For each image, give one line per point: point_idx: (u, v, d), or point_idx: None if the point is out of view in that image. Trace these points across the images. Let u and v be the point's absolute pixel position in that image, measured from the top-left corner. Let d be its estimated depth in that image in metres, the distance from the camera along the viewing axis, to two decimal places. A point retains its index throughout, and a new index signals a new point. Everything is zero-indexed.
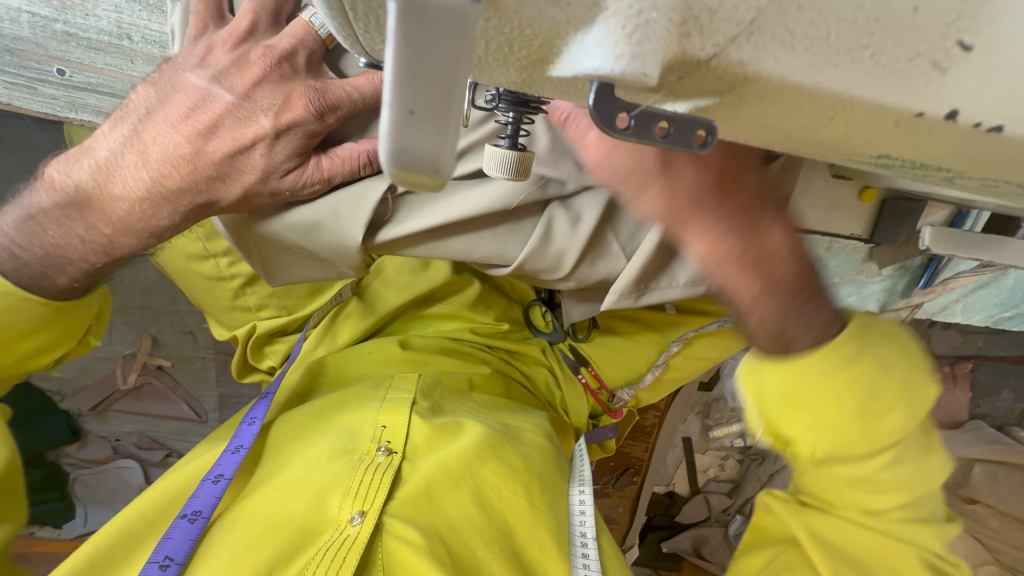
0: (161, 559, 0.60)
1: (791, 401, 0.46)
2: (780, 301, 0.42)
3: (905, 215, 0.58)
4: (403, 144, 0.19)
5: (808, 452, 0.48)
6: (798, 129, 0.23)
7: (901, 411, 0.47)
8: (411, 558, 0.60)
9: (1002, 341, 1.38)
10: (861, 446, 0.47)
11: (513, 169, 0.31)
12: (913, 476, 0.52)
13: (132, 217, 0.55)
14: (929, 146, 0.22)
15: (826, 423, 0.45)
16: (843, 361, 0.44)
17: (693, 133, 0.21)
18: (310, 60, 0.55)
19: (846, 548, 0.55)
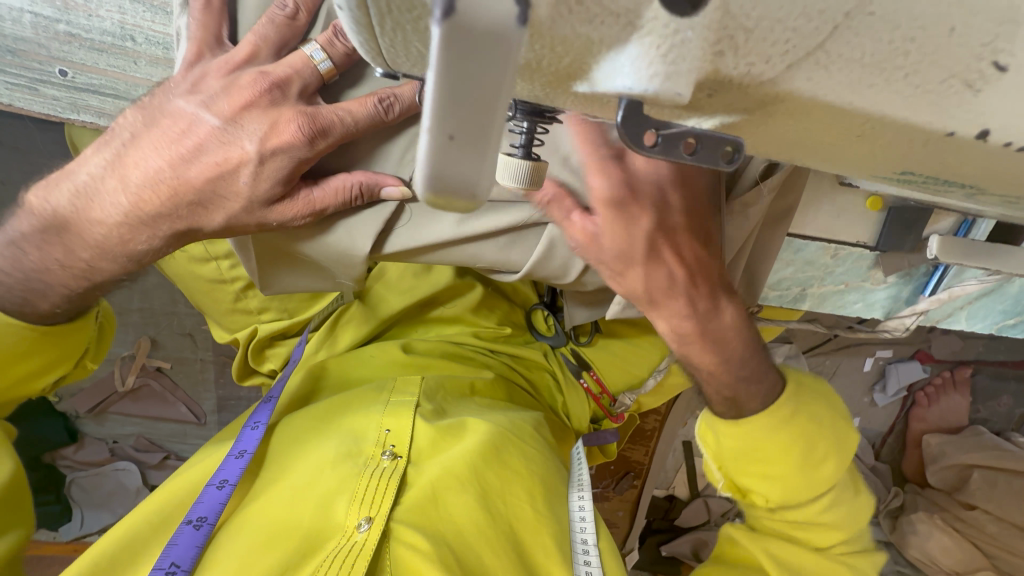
0: (167, 567, 0.59)
1: (742, 449, 0.64)
2: (731, 372, 0.63)
3: (911, 223, 0.58)
4: (442, 168, 0.19)
5: (760, 494, 0.65)
6: (824, 146, 0.23)
7: (833, 460, 0.63)
8: (418, 564, 0.60)
9: (1001, 346, 1.39)
10: (801, 486, 0.63)
11: (527, 178, 0.31)
12: (844, 512, 0.66)
13: (109, 241, 0.54)
14: (955, 164, 0.22)
15: (767, 468, 0.63)
16: (784, 419, 0.62)
17: (721, 150, 0.20)
18: (306, 91, 0.50)
19: (794, 564, 0.65)
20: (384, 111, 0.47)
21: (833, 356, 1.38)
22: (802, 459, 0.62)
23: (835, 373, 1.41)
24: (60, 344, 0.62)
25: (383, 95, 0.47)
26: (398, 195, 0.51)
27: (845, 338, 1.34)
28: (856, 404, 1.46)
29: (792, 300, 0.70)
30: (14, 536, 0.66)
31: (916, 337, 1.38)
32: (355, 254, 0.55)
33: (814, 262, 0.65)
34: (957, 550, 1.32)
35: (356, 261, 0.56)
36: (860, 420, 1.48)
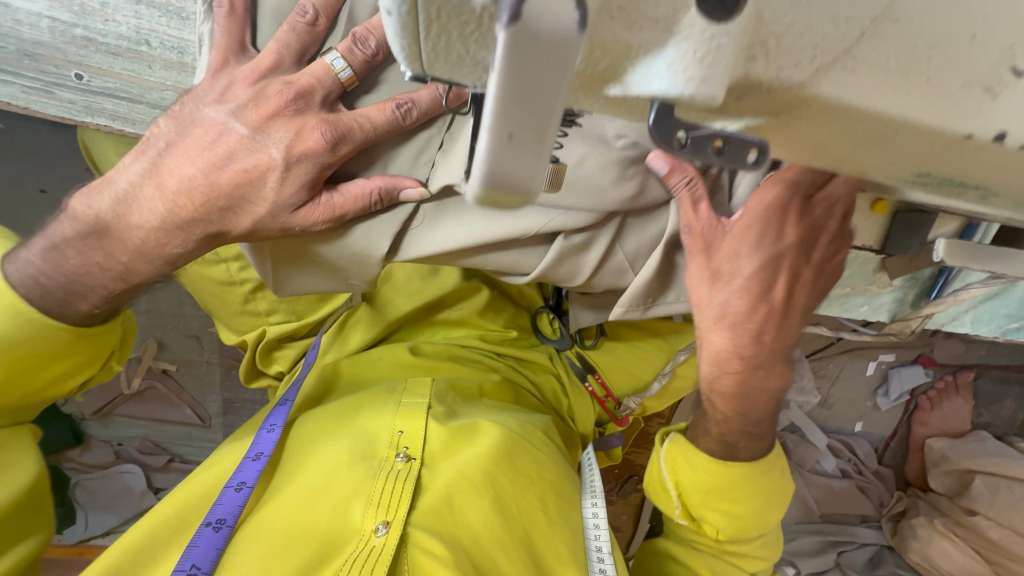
0: (188, 567, 0.59)
1: (710, 482, 0.67)
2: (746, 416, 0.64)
3: (917, 225, 0.58)
4: (500, 164, 0.19)
5: (712, 526, 0.69)
6: (849, 149, 0.24)
7: (775, 500, 0.69)
8: (433, 567, 0.60)
9: (1003, 350, 1.40)
10: (739, 520, 0.68)
11: (547, 181, 0.31)
12: (770, 546, 0.74)
13: (147, 245, 0.55)
14: (974, 167, 0.23)
15: (727, 502, 0.67)
16: (743, 457, 0.67)
17: (747, 151, 0.21)
18: (329, 99, 0.51)
19: None
20: (401, 116, 0.49)
21: (836, 360, 1.39)
22: (747, 494, 0.67)
23: (838, 377, 1.41)
24: (87, 348, 0.62)
25: (402, 100, 0.48)
26: (417, 196, 0.51)
27: (849, 342, 1.35)
28: (859, 407, 1.46)
29: None
30: (26, 545, 0.66)
31: (919, 341, 1.38)
32: (374, 256, 0.56)
33: None
34: (961, 555, 1.32)
35: (373, 262, 0.56)
36: (864, 424, 1.48)
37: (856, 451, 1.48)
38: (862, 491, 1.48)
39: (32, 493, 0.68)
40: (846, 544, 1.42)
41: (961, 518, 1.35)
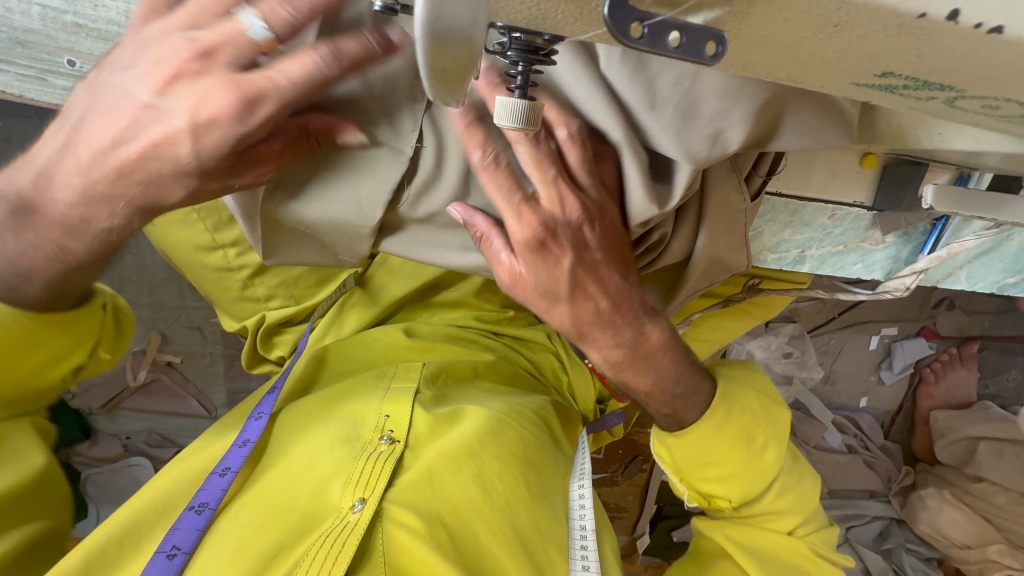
0: (168, 549, 0.61)
1: (695, 457, 0.71)
2: (666, 390, 0.69)
3: (907, 178, 0.59)
4: (440, 10, 0.21)
5: (723, 497, 0.73)
6: (805, 48, 0.24)
7: (774, 447, 0.72)
8: (410, 542, 0.62)
9: (1007, 321, 1.39)
10: (751, 480, 0.71)
11: (525, 118, 0.32)
12: (796, 499, 0.75)
13: (73, 220, 0.54)
14: (934, 52, 0.23)
15: (721, 471, 0.71)
16: (721, 423, 0.70)
17: (704, 43, 0.22)
18: (242, 57, 0.45)
19: (760, 547, 0.73)
20: None
21: (838, 335, 1.39)
22: (734, 455, 0.71)
23: (840, 353, 1.41)
24: (61, 337, 0.63)
25: None
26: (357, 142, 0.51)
27: (848, 316, 1.35)
28: (862, 382, 1.46)
29: (792, 263, 0.69)
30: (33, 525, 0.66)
31: (921, 314, 1.39)
32: (363, 229, 0.57)
33: (812, 224, 0.65)
34: (970, 525, 1.31)
35: (364, 238, 0.59)
36: (867, 399, 1.49)
37: (861, 426, 1.48)
38: (870, 466, 1.47)
39: (50, 473, 0.71)
40: (854, 519, 1.41)
41: (966, 485, 1.36)
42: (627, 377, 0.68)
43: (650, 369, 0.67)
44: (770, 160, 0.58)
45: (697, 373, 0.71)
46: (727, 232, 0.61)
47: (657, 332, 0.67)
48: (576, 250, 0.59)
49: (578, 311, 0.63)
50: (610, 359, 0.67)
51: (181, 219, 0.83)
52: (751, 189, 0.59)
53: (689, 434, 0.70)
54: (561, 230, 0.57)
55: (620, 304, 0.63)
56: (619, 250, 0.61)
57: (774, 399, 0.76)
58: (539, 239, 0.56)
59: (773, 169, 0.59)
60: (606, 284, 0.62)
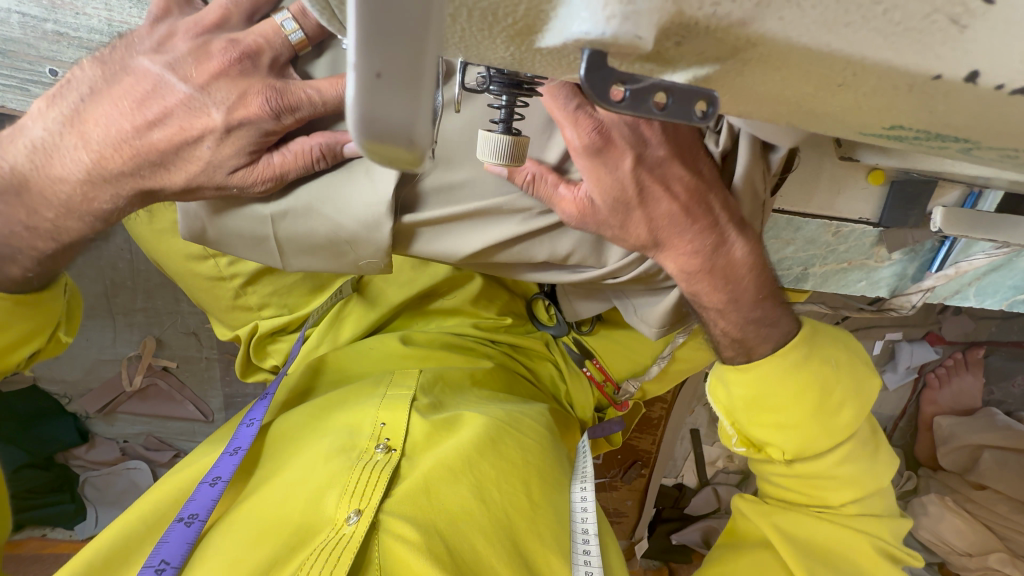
0: (157, 564, 0.60)
1: (758, 396, 0.66)
2: (741, 312, 0.63)
3: (915, 197, 0.57)
4: (376, 111, 0.20)
5: (775, 447, 0.68)
6: (806, 97, 0.23)
7: (851, 406, 0.66)
8: (408, 555, 0.60)
9: (1014, 326, 1.36)
10: (814, 433, 0.65)
11: (508, 154, 0.30)
12: (861, 471, 0.70)
13: (74, 199, 0.56)
14: (947, 109, 0.22)
15: (782, 419, 0.65)
16: (795, 363, 0.64)
17: (693, 104, 0.20)
18: (277, 60, 0.53)
19: (805, 536, 0.70)
20: None
21: None
22: (802, 403, 0.64)
23: None
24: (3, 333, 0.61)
25: None
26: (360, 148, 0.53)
27: (851, 322, 1.33)
28: None
29: (793, 280, 0.68)
30: None
31: (926, 319, 1.36)
32: (378, 209, 0.55)
33: (815, 241, 0.63)
34: (972, 532, 1.31)
35: (381, 219, 0.55)
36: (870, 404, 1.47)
37: None
38: None
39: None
40: None
41: (969, 492, 1.35)
42: (701, 290, 0.61)
43: (727, 284, 0.61)
44: (785, 159, 0.56)
45: (776, 301, 0.64)
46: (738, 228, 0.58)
47: (741, 245, 0.59)
48: (641, 154, 0.54)
49: (652, 218, 0.56)
50: (684, 268, 0.59)
51: (171, 227, 0.82)
52: (769, 184, 0.57)
53: (757, 368, 0.65)
54: (619, 132, 0.52)
55: (697, 210, 0.56)
56: (685, 151, 0.56)
57: (865, 361, 0.68)
58: (600, 141, 0.51)
59: (788, 168, 0.57)
60: (678, 186, 0.56)
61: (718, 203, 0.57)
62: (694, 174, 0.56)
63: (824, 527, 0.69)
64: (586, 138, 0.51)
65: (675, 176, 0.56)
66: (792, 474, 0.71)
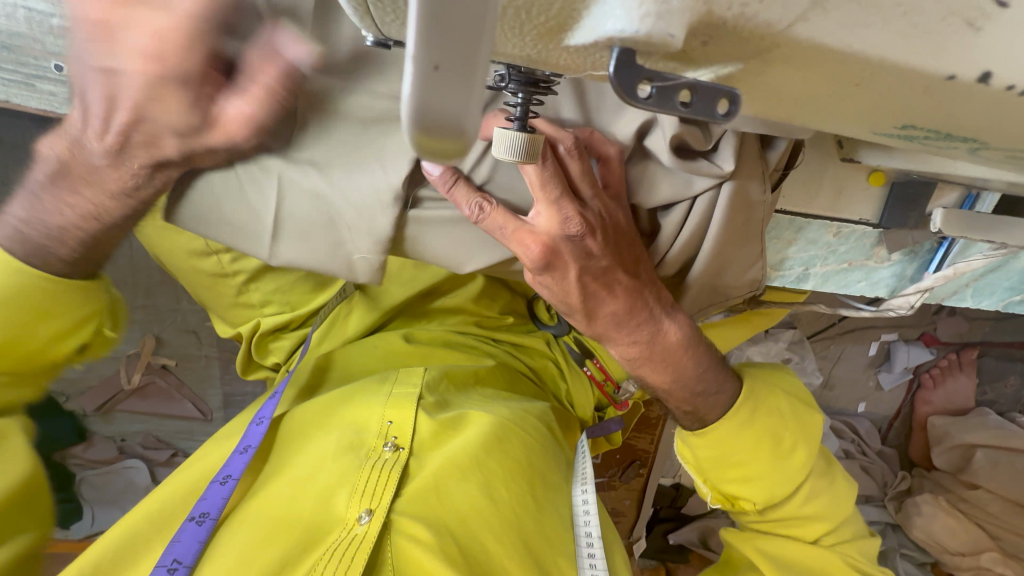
0: (169, 563, 0.60)
1: (717, 455, 0.70)
2: (687, 387, 0.67)
3: (914, 199, 0.58)
4: (427, 101, 0.20)
5: (747, 499, 0.71)
6: (824, 95, 0.24)
7: (804, 446, 0.70)
8: (421, 556, 0.61)
9: (1009, 327, 1.38)
10: (777, 483, 0.69)
11: (525, 151, 0.30)
12: (827, 503, 0.73)
13: None
14: (961, 109, 0.23)
15: (745, 471, 0.69)
16: (745, 420, 0.68)
17: (716, 101, 0.21)
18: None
19: (785, 556, 0.72)
20: None
21: (839, 340, 1.38)
22: (757, 455, 0.68)
23: (840, 358, 1.41)
24: (37, 305, 0.58)
25: None
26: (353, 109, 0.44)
27: (849, 322, 1.35)
28: (861, 387, 1.46)
29: (794, 280, 0.68)
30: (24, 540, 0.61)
31: (922, 320, 1.37)
32: (384, 196, 0.53)
33: (816, 241, 0.64)
34: (965, 531, 1.32)
35: (384, 213, 0.54)
36: (865, 405, 1.49)
37: (859, 432, 1.47)
38: (866, 471, 1.46)
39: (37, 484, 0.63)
40: None
41: (962, 492, 1.36)
42: (644, 371, 0.66)
43: (667, 366, 0.65)
44: (788, 153, 0.56)
45: (718, 369, 0.68)
46: (741, 243, 0.58)
47: (677, 329, 0.63)
48: (585, 263, 0.56)
49: (597, 318, 0.61)
50: (625, 354, 0.65)
51: (175, 224, 0.80)
52: (770, 182, 0.56)
53: (714, 430, 0.68)
54: (563, 248, 0.54)
55: (636, 314, 0.61)
56: (626, 260, 0.57)
57: (801, 399, 0.73)
58: (546, 260, 0.54)
59: (792, 161, 0.56)
60: (619, 289, 0.59)
61: (654, 297, 0.60)
62: (633, 285, 0.59)
63: (799, 547, 0.72)
64: (534, 255, 0.53)
65: (619, 284, 0.58)
66: (767, 519, 0.74)
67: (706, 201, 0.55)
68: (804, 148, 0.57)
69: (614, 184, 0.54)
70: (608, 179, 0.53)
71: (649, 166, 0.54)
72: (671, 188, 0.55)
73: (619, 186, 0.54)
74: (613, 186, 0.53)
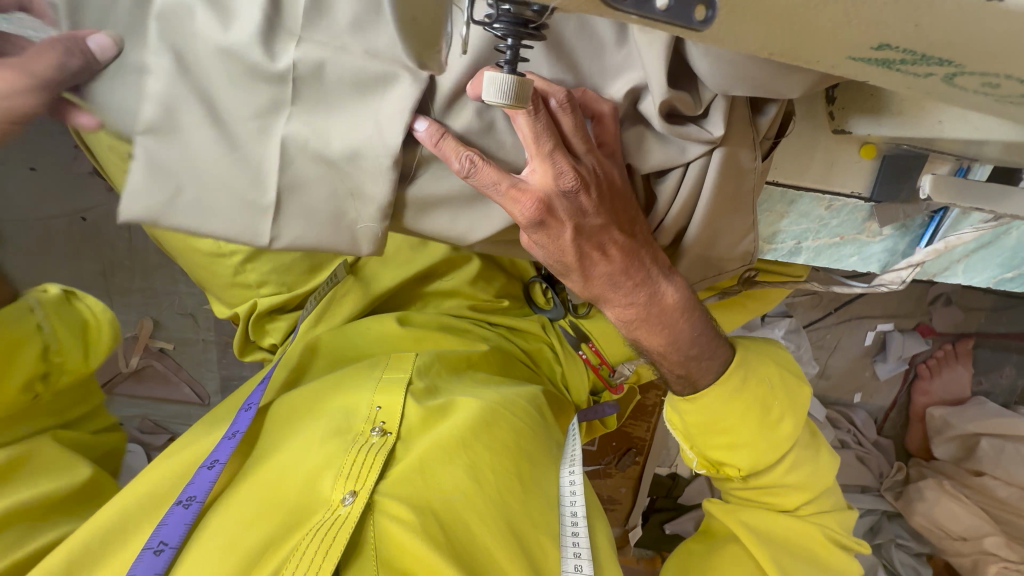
0: (156, 545, 0.61)
1: (706, 421, 0.70)
2: (680, 350, 0.67)
3: (905, 171, 0.59)
4: None
5: (732, 466, 0.72)
6: (802, 11, 0.24)
7: (790, 419, 0.71)
8: (400, 533, 0.62)
9: (1003, 317, 1.39)
10: (762, 452, 0.70)
11: (513, 94, 0.31)
12: (809, 472, 0.73)
13: None
14: (933, 21, 0.24)
15: (732, 440, 0.70)
16: (735, 389, 0.68)
17: (693, 7, 0.24)
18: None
19: (770, 531, 0.73)
20: None
21: (834, 329, 1.39)
22: (745, 424, 0.69)
23: (835, 348, 1.41)
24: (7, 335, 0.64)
25: None
26: None
27: (845, 310, 1.36)
28: (857, 377, 1.46)
29: (787, 254, 0.68)
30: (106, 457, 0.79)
31: (917, 310, 1.38)
32: (380, 159, 0.53)
33: (808, 215, 0.64)
34: (968, 517, 1.29)
35: (381, 179, 0.54)
36: (862, 395, 1.49)
37: (855, 421, 1.48)
38: (862, 461, 1.46)
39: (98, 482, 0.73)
40: None
41: (967, 479, 1.36)
42: (640, 335, 0.66)
43: (664, 328, 0.65)
44: (780, 120, 0.56)
45: (713, 335, 0.68)
46: (732, 211, 0.59)
47: (672, 291, 0.63)
48: (580, 220, 0.56)
49: (593, 280, 0.61)
50: (623, 318, 0.65)
51: None
52: (762, 149, 0.57)
53: (702, 397, 0.69)
54: (557, 206, 0.54)
55: (631, 275, 0.61)
56: (621, 220, 0.58)
57: (792, 372, 0.74)
58: (540, 218, 0.54)
59: (782, 131, 0.57)
60: (614, 249, 0.59)
61: (649, 258, 0.61)
62: (629, 245, 0.59)
63: (785, 522, 0.73)
64: (528, 214, 0.54)
65: (614, 243, 0.59)
66: (750, 487, 0.75)
67: (699, 167, 0.56)
68: (795, 117, 0.57)
69: (609, 143, 0.54)
70: (604, 138, 0.54)
71: (643, 133, 0.56)
72: (662, 153, 0.56)
73: (614, 145, 0.55)
74: (607, 145, 0.54)
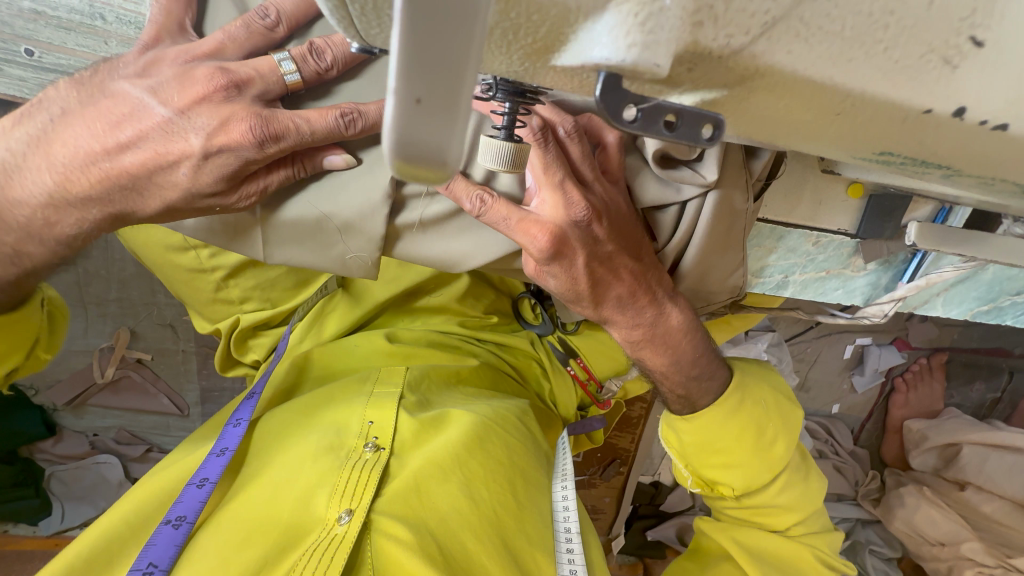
0: (144, 567, 0.59)
1: (702, 440, 0.71)
2: (681, 370, 0.68)
3: (890, 211, 0.60)
4: (408, 134, 0.20)
5: (726, 485, 0.73)
6: (811, 123, 0.28)
7: (784, 440, 0.71)
8: (399, 554, 0.61)
9: (975, 333, 1.43)
10: (757, 471, 0.71)
11: (508, 161, 0.30)
12: (798, 495, 0.75)
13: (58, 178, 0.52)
14: (934, 139, 0.27)
15: (727, 459, 0.71)
16: (732, 409, 0.69)
17: (701, 127, 0.24)
18: (266, 95, 0.49)
19: (761, 551, 0.74)
20: None
21: (815, 343, 1.41)
22: (741, 443, 0.70)
23: (816, 361, 1.44)
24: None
25: None
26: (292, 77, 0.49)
27: (827, 325, 1.37)
28: (835, 390, 1.50)
29: (774, 287, 0.69)
30: None
31: (895, 325, 1.41)
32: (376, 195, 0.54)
33: (796, 250, 0.65)
34: (945, 521, 1.34)
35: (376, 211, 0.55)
36: (840, 406, 1.53)
37: (833, 432, 1.51)
38: (839, 471, 1.50)
39: None
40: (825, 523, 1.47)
41: (953, 492, 1.39)
42: (644, 354, 0.67)
43: (667, 348, 0.66)
44: (771, 163, 0.57)
45: (711, 355, 0.69)
46: (731, 245, 0.59)
47: (677, 313, 0.63)
48: (593, 250, 0.56)
49: (603, 302, 0.61)
50: (629, 338, 0.65)
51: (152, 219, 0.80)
52: (754, 191, 0.57)
53: (699, 415, 0.70)
54: (571, 234, 0.53)
55: (641, 296, 0.61)
56: (629, 242, 0.57)
57: (786, 394, 0.75)
58: (555, 250, 0.53)
59: (774, 172, 0.58)
60: (626, 273, 0.59)
61: (657, 279, 0.60)
62: (637, 270, 0.59)
63: (776, 541, 0.74)
64: (541, 246, 0.52)
65: (621, 267, 0.58)
66: (744, 506, 0.75)
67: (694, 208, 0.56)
68: (785, 160, 0.58)
69: (613, 169, 0.55)
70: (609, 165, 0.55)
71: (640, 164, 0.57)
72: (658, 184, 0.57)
73: (618, 173, 0.56)
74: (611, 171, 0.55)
